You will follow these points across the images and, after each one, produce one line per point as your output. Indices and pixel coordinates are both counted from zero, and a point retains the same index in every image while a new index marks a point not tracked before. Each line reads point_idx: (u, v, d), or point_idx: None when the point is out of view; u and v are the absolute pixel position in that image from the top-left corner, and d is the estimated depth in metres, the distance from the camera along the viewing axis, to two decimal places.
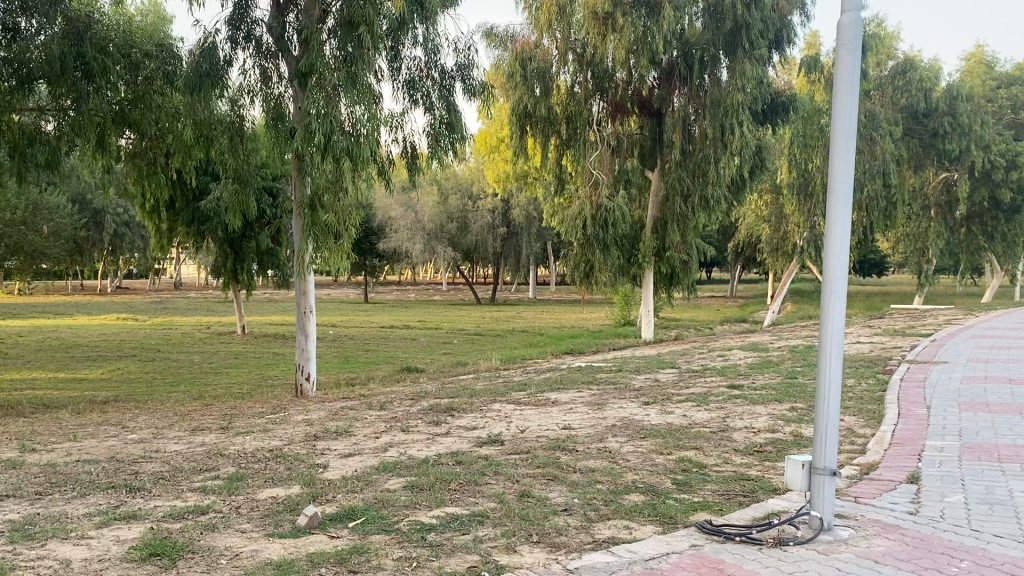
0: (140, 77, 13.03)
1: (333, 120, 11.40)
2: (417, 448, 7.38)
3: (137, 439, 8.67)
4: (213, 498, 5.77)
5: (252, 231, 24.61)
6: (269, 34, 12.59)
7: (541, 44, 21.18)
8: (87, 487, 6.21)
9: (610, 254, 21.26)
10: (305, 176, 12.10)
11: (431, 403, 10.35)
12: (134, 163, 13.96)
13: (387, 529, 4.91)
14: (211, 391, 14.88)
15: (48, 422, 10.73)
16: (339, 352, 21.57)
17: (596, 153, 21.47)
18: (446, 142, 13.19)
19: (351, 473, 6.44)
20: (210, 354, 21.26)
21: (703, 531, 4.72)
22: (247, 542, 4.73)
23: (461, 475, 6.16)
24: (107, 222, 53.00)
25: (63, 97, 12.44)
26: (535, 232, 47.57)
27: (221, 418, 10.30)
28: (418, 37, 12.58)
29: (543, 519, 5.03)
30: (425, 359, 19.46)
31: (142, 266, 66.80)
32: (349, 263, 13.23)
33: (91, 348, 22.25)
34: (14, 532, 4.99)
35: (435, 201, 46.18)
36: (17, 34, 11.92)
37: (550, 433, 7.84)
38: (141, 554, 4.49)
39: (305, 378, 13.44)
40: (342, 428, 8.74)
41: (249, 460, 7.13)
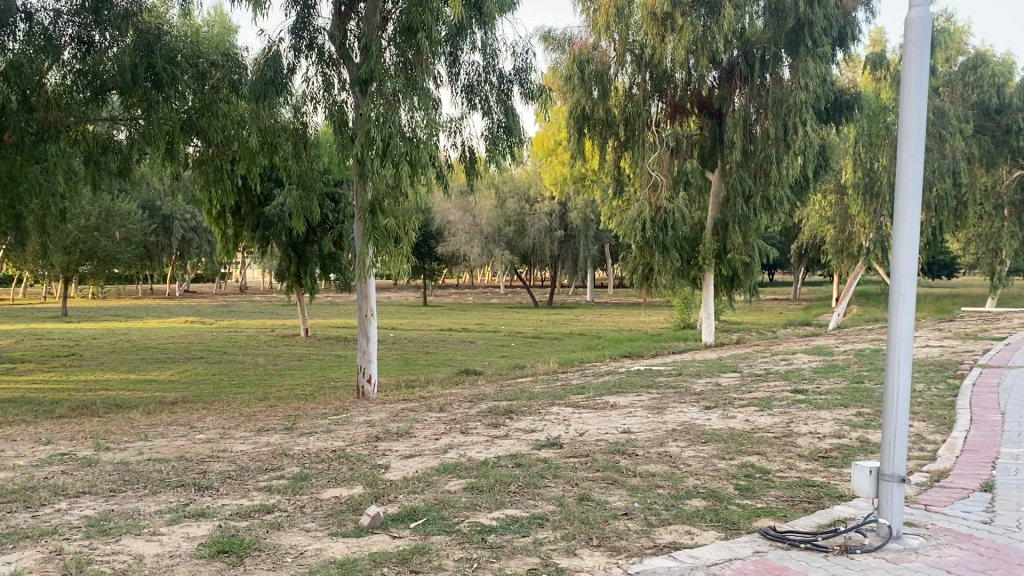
0: (207, 86, 13.43)
1: (392, 124, 11.56)
2: (477, 450, 7.43)
3: (206, 439, 8.90)
4: (279, 497, 5.89)
5: (315, 235, 25.03)
6: (332, 42, 12.81)
7: (599, 45, 21.11)
8: (158, 485, 6.39)
9: (670, 256, 21.14)
10: (366, 181, 12.24)
11: (489, 406, 10.40)
12: (201, 170, 14.27)
13: (448, 530, 4.95)
14: (276, 392, 15.23)
15: (122, 421, 11.15)
16: (399, 355, 21.77)
17: (655, 153, 21.22)
18: (504, 146, 13.21)
19: (411, 474, 6.51)
20: (275, 356, 21.69)
21: (766, 538, 4.64)
22: (311, 541, 4.81)
23: (520, 476, 6.19)
24: (176, 228, 54.44)
25: (134, 106, 12.92)
26: (592, 234, 47.26)
27: (285, 419, 10.48)
28: (477, 42, 12.67)
29: (604, 523, 5.00)
30: (483, 362, 19.55)
31: (208, 273, 68.46)
32: (409, 268, 13.27)
33: (161, 351, 22.88)
34: (90, 527, 5.17)
35: (493, 204, 46.45)
36: (92, 47, 12.41)
37: (609, 437, 7.79)
38: (210, 551, 4.61)
39: (367, 380, 13.48)
40: (403, 429, 8.85)
41: (313, 459, 7.26)
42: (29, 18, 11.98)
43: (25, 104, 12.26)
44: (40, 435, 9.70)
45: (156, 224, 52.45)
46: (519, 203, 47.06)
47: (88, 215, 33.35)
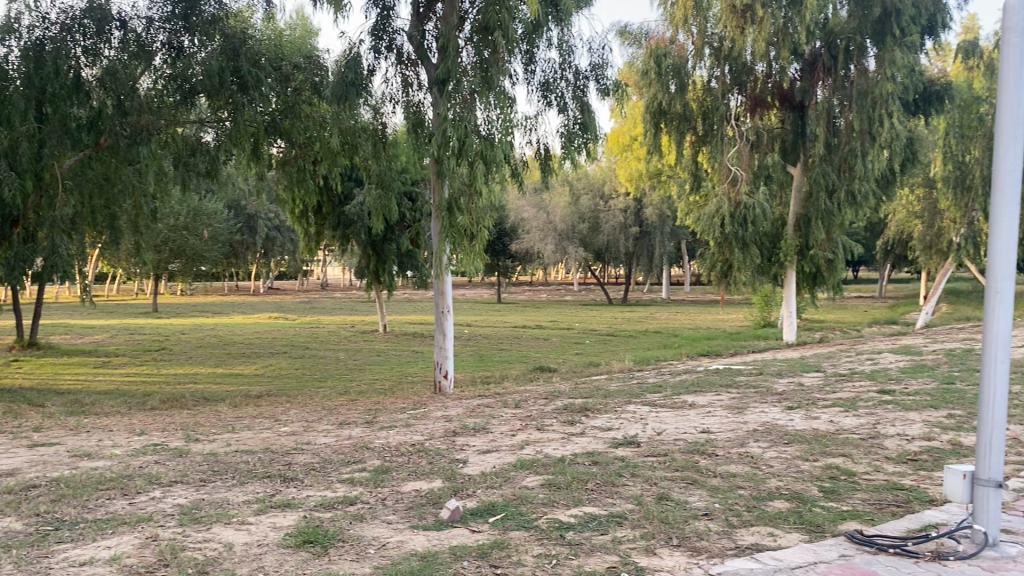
0: (290, 88, 13.78)
1: (467, 124, 11.67)
2: (553, 447, 7.43)
3: (290, 432, 9.15)
4: (361, 489, 6.02)
5: (393, 233, 25.44)
6: (410, 43, 12.95)
7: (676, 39, 20.88)
8: (245, 476, 6.59)
9: (750, 253, 20.62)
10: (443, 179, 12.34)
11: (565, 403, 10.40)
12: (285, 171, 14.72)
13: (526, 525, 4.97)
14: (356, 387, 15.54)
15: (209, 414, 11.55)
16: (474, 351, 21.97)
17: (735, 148, 20.68)
18: (580, 142, 13.12)
19: (489, 469, 6.56)
20: (355, 352, 22.13)
21: (854, 541, 4.52)
22: (393, 533, 4.90)
23: (597, 475, 6.17)
24: (260, 227, 56.03)
25: (221, 108, 13.34)
26: (669, 231, 46.69)
27: (366, 413, 10.68)
28: (553, 39, 12.67)
29: (684, 523, 4.95)
30: (557, 359, 19.56)
31: (291, 271, 70.31)
32: (484, 265, 13.26)
33: (247, 346, 23.60)
34: (183, 515, 5.38)
35: (568, 202, 46.37)
36: (181, 52, 12.95)
37: (687, 437, 7.70)
38: (297, 541, 4.74)
39: (444, 375, 13.69)
40: (479, 425, 8.91)
41: (392, 453, 7.39)
42: (124, 26, 12.71)
43: (120, 108, 12.92)
44: (134, 426, 10.13)
45: (241, 223, 54.11)
46: (594, 199, 46.76)
47: (177, 215, 34.68)
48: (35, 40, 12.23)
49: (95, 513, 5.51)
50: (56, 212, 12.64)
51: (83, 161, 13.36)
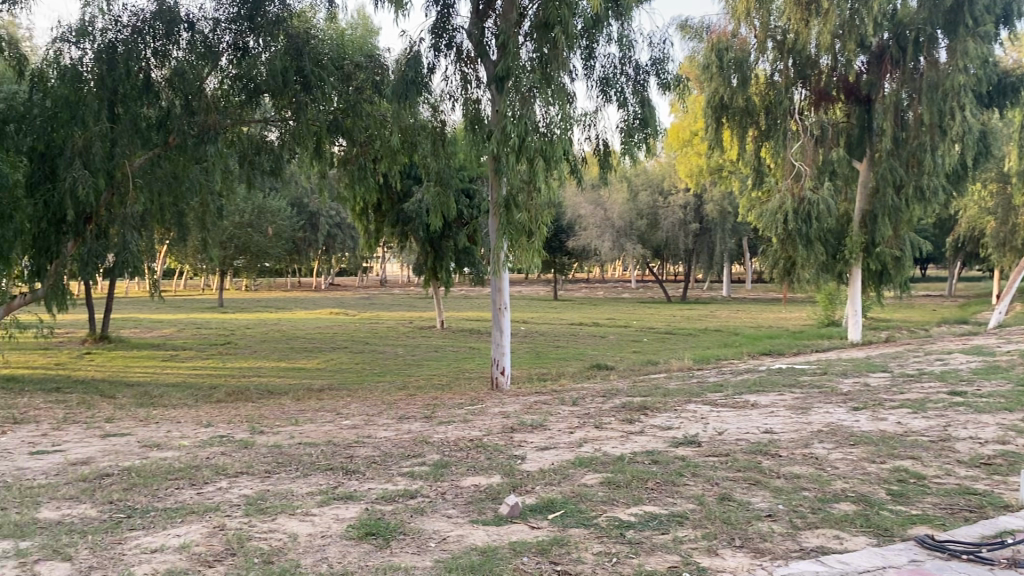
0: (352, 87, 13.96)
1: (528, 121, 11.67)
2: (612, 445, 7.39)
3: (351, 425, 9.29)
4: (421, 483, 6.08)
5: (451, 230, 25.58)
6: (469, 40, 12.99)
7: (738, 32, 20.44)
8: (309, 467, 6.71)
9: (814, 249, 20.13)
10: (501, 176, 12.37)
11: (623, 401, 10.33)
12: (346, 169, 14.83)
13: (586, 523, 4.96)
14: (414, 382, 15.71)
15: (273, 407, 11.79)
16: (532, 348, 22.00)
17: (798, 143, 20.21)
18: (639, 137, 13.03)
19: (548, 465, 6.56)
20: (413, 347, 22.33)
21: (924, 546, 4.39)
22: (453, 527, 4.93)
23: (657, 473, 6.12)
24: (322, 224, 56.91)
25: (285, 108, 13.61)
26: (730, 227, 46.02)
27: (425, 408, 10.79)
28: (613, 34, 12.58)
29: (746, 524, 4.88)
30: (615, 357, 19.44)
31: (351, 267, 71.29)
32: (542, 262, 13.23)
33: (309, 340, 24.03)
34: (249, 505, 5.51)
35: (625, 198, 45.90)
36: (246, 52, 13.23)
37: (750, 437, 7.58)
38: (359, 533, 4.81)
39: (501, 372, 13.71)
40: (537, 421, 8.91)
41: (452, 448, 7.44)
42: (192, 28, 13.08)
43: (188, 108, 13.31)
44: (201, 418, 10.39)
45: (303, 220, 55.09)
46: (652, 195, 46.21)
47: (242, 212, 35.46)
48: (108, 43, 12.75)
49: (165, 502, 5.67)
50: None
51: (153, 160, 13.76)
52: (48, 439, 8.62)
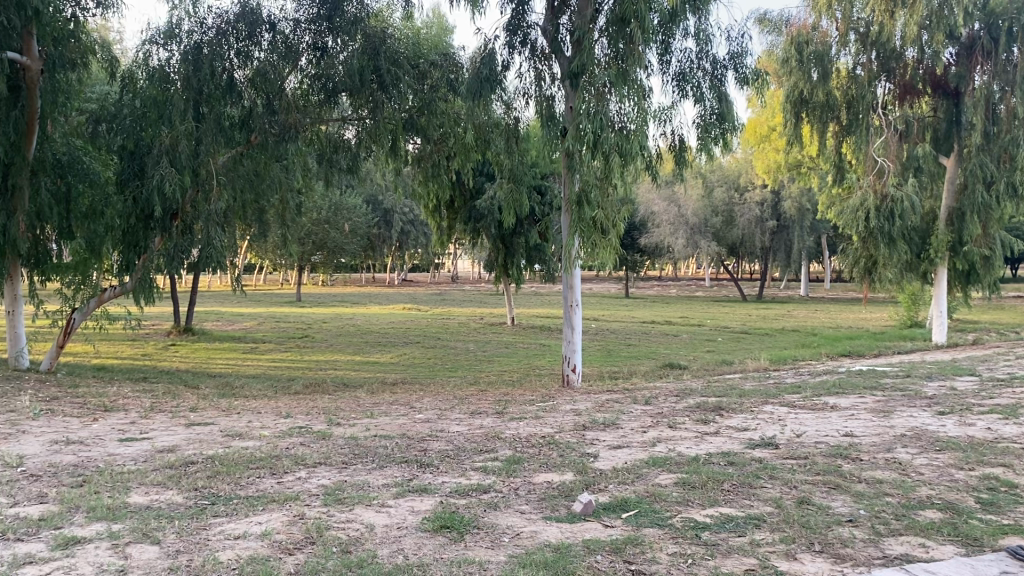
0: (427, 86, 14.14)
1: (602, 116, 11.60)
2: (687, 445, 7.31)
3: (424, 419, 9.41)
4: (494, 478, 6.11)
5: (522, 227, 25.60)
6: (544, 37, 12.98)
7: (819, 25, 20.10)
8: (384, 460, 6.82)
9: (897, 248, 19.48)
10: (574, 172, 12.29)
11: (698, 401, 10.19)
12: (420, 167, 15.03)
13: (660, 523, 4.91)
14: (485, 377, 15.80)
15: (349, 399, 12.03)
16: (603, 345, 21.89)
17: (881, 139, 19.48)
18: (716, 132, 12.85)
19: (621, 464, 6.52)
20: (484, 343, 22.47)
21: (1017, 557, 4.21)
22: (526, 523, 4.95)
23: (733, 475, 6.03)
24: (396, 221, 57.81)
25: (361, 107, 13.89)
26: (808, 225, 44.76)
27: (496, 404, 10.84)
28: (689, 28, 12.40)
29: (827, 528, 4.76)
30: (689, 356, 19.21)
31: (424, 263, 72.13)
32: (616, 259, 13.06)
33: (383, 335, 24.43)
34: (328, 495, 5.63)
35: (700, 194, 45.25)
36: (325, 52, 13.61)
37: (829, 440, 7.39)
38: (434, 526, 4.87)
39: (571, 369, 13.63)
40: (610, 420, 8.86)
41: (524, 444, 7.46)
42: (273, 29, 13.47)
43: (269, 107, 13.75)
44: (279, 409, 10.68)
45: (378, 217, 56.04)
46: (728, 192, 45.41)
47: (319, 209, 36.29)
48: (194, 45, 13.23)
49: (247, 490, 5.84)
50: (209, 205, 13.40)
51: (235, 159, 14.18)
52: (137, 427, 8.97)
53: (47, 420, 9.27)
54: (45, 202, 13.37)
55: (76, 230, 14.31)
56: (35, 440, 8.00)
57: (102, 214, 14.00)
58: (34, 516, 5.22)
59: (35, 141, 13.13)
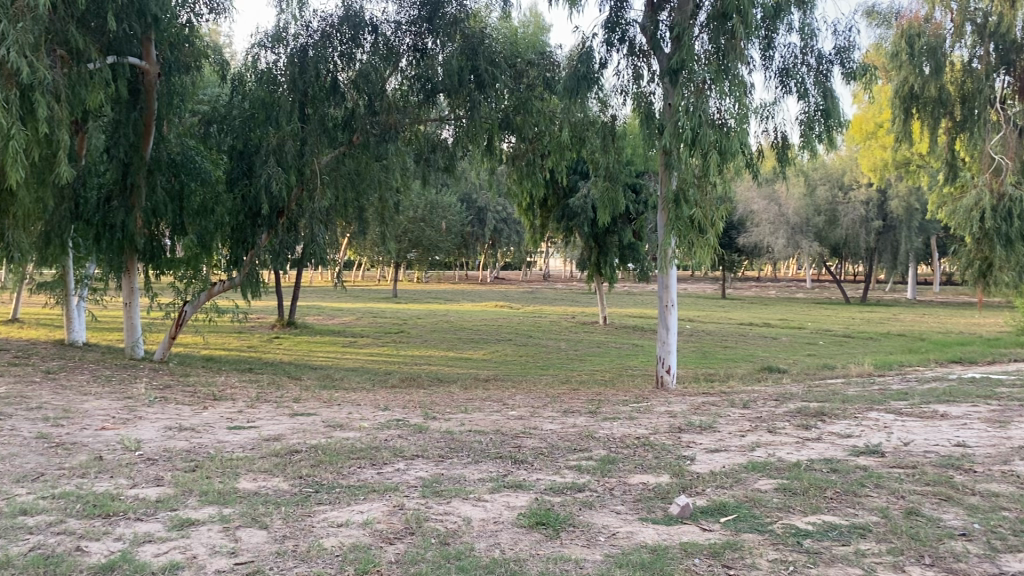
0: (523, 85, 14.28)
1: (701, 113, 11.43)
2: (787, 450, 7.14)
3: (518, 416, 9.48)
4: (589, 478, 6.11)
5: (617, 226, 25.42)
6: (643, 34, 12.86)
7: (932, 16, 19.07)
8: (479, 455, 6.90)
9: (1015, 250, 18.38)
10: (673, 170, 12.14)
11: (798, 405, 9.92)
12: (515, 165, 15.13)
13: (760, 529, 4.82)
14: (578, 376, 15.82)
15: (443, 394, 12.23)
16: (698, 347, 21.58)
17: (999, 134, 18.51)
18: (820, 129, 12.47)
19: (718, 468, 6.42)
20: (576, 342, 22.45)
21: None
22: (622, 523, 4.94)
23: (837, 482, 5.85)
24: (489, 219, 58.24)
25: (459, 107, 14.08)
26: (917, 225, 42.93)
27: (589, 403, 10.83)
28: (794, 23, 12.08)
29: (937, 541, 4.58)
30: (787, 360, 18.73)
31: (516, 261, 72.39)
32: (714, 259, 12.76)
33: (476, 331, 24.70)
34: (426, 488, 5.74)
35: (802, 193, 44.13)
36: (425, 53, 13.92)
37: (940, 449, 7.09)
38: (530, 522, 4.91)
39: (665, 370, 13.49)
40: (706, 422, 8.73)
41: (619, 444, 7.43)
42: (376, 31, 13.84)
43: (371, 107, 14.20)
44: (378, 402, 10.94)
45: (471, 216, 56.62)
46: (832, 190, 43.99)
47: (415, 207, 36.94)
48: (300, 47, 13.76)
49: (348, 479, 6.01)
50: (313, 204, 13.85)
51: (338, 159, 14.61)
52: (244, 415, 9.36)
53: (161, 407, 9.77)
54: (161, 199, 13.87)
55: (188, 227, 14.57)
56: (151, 426, 8.43)
57: (212, 212, 14.47)
58: (152, 498, 5.52)
59: (152, 142, 13.81)
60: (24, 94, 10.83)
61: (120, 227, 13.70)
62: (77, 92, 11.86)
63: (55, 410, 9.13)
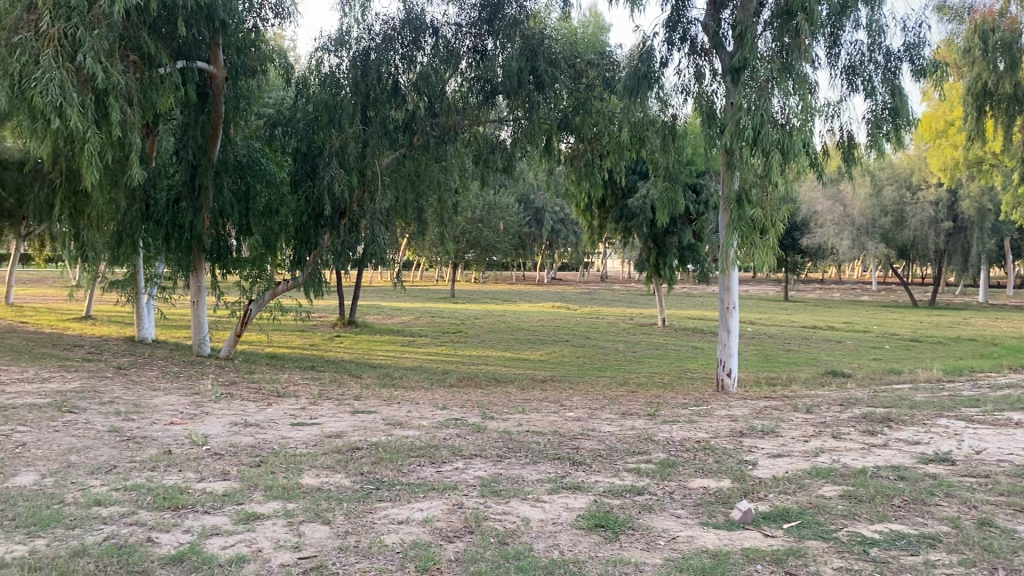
0: (583, 85, 14.20)
1: (763, 113, 11.23)
2: (853, 457, 6.98)
3: (576, 417, 9.46)
4: (648, 481, 6.07)
5: (676, 227, 25.10)
6: (705, 33, 12.71)
7: (1007, 11, 18.44)
8: (538, 455, 6.91)
9: None
10: (734, 170, 11.98)
11: (863, 411, 9.69)
12: (573, 166, 15.12)
13: (824, 536, 4.73)
14: (636, 378, 15.73)
15: (501, 394, 12.28)
16: (759, 350, 21.25)
17: None
18: (888, 128, 12.13)
19: (781, 474, 6.31)
20: (634, 344, 22.29)
21: None
22: (683, 527, 4.90)
23: (905, 490, 5.70)
24: (546, 219, 58.24)
25: (518, 107, 14.15)
26: (989, 226, 41.56)
27: (648, 405, 10.75)
28: (861, 19, 11.80)
29: (1011, 553, 4.42)
30: (852, 364, 18.34)
31: (573, 262, 72.26)
32: (776, 261, 12.53)
33: (533, 332, 24.72)
34: (485, 487, 5.78)
35: (868, 193, 43.25)
36: (484, 54, 14.01)
37: (1013, 458, 6.85)
38: (589, 523, 4.90)
39: (726, 373, 13.28)
40: (768, 427, 8.58)
41: (678, 447, 7.36)
42: (436, 33, 14.04)
43: (431, 109, 14.26)
44: (437, 401, 11.03)
45: (529, 216, 56.71)
46: (900, 191, 42.85)
47: (473, 208, 37.18)
48: (362, 51, 14.00)
49: (409, 477, 6.07)
50: (374, 205, 14.05)
51: (398, 160, 14.80)
52: (306, 412, 9.54)
53: (227, 403, 10.03)
54: (228, 200, 14.36)
55: (254, 227, 15.21)
56: (218, 421, 8.64)
57: (276, 212, 15.08)
58: (220, 491, 5.67)
59: (219, 144, 14.21)
60: (99, 99, 11.21)
61: (188, 227, 14.12)
62: (149, 96, 12.27)
63: (127, 405, 9.43)
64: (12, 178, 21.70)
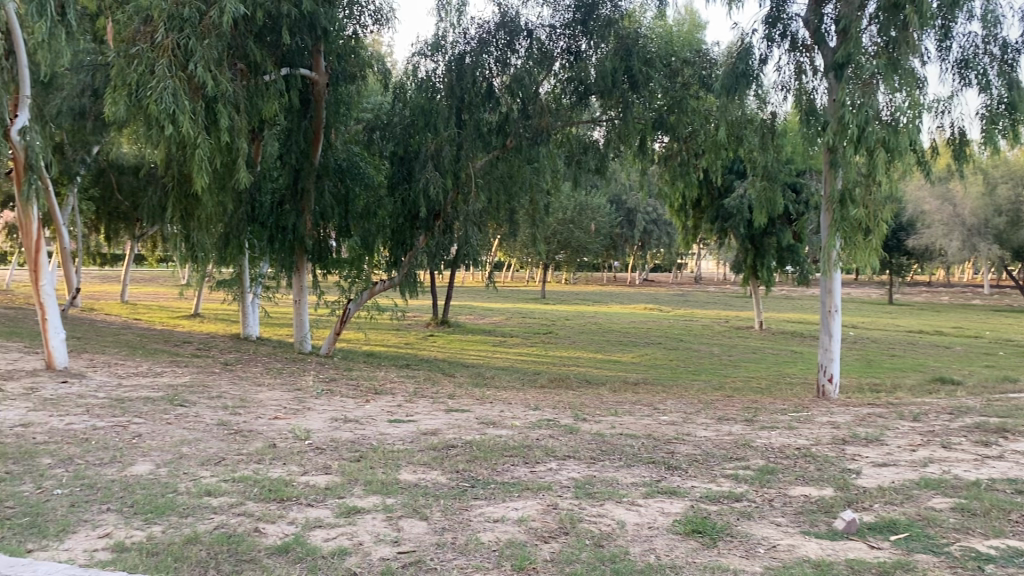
0: (678, 84, 13.94)
1: (868, 110, 10.84)
2: (964, 468, 6.67)
3: (670, 421, 9.35)
4: (746, 487, 5.95)
5: (774, 227, 24.54)
6: (806, 28, 12.36)
7: None
8: (632, 458, 6.86)
9: None
10: (836, 169, 11.63)
11: (976, 420, 9.24)
12: (667, 165, 14.90)
13: (935, 549, 4.54)
14: (731, 382, 15.44)
15: (593, 396, 12.24)
16: (860, 355, 20.53)
17: None
18: (1005, 124, 11.50)
19: (887, 483, 6.08)
20: (729, 347, 21.84)
21: None
22: (783, 536, 4.78)
23: (1022, 505, 5.42)
24: (639, 220, 57.68)
25: (612, 107, 14.09)
26: None
27: (744, 410, 10.54)
28: (975, 10, 11.27)
29: None
30: (963, 371, 17.51)
31: (666, 264, 71.42)
32: (880, 262, 12.09)
33: (626, 334, 24.54)
34: (579, 489, 5.78)
35: (981, 192, 41.32)
36: (579, 55, 14.03)
37: None
38: (686, 529, 4.84)
39: (828, 378, 12.75)
40: (872, 435, 8.28)
41: (777, 454, 7.18)
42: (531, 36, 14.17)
43: (525, 112, 14.43)
44: (529, 401, 11.07)
45: (620, 218, 56.31)
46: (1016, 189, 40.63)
47: (565, 209, 37.22)
48: (458, 56, 14.32)
49: (503, 476, 6.12)
50: (468, 207, 14.28)
51: (491, 162, 14.88)
52: (402, 410, 9.72)
53: (327, 400, 10.33)
54: (328, 203, 14.85)
55: (353, 229, 15.45)
56: (319, 417, 8.91)
57: (375, 215, 15.29)
58: (322, 485, 5.85)
59: (320, 148, 14.68)
60: (208, 106, 11.68)
61: (291, 229, 14.69)
62: (254, 103, 12.73)
63: (233, 399, 9.82)
64: (129, 182, 22.93)
